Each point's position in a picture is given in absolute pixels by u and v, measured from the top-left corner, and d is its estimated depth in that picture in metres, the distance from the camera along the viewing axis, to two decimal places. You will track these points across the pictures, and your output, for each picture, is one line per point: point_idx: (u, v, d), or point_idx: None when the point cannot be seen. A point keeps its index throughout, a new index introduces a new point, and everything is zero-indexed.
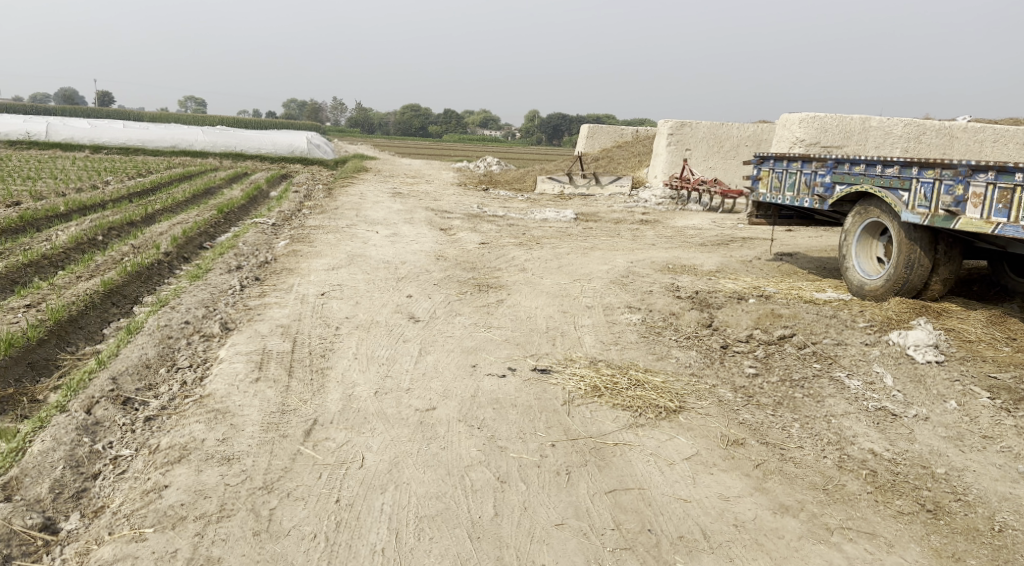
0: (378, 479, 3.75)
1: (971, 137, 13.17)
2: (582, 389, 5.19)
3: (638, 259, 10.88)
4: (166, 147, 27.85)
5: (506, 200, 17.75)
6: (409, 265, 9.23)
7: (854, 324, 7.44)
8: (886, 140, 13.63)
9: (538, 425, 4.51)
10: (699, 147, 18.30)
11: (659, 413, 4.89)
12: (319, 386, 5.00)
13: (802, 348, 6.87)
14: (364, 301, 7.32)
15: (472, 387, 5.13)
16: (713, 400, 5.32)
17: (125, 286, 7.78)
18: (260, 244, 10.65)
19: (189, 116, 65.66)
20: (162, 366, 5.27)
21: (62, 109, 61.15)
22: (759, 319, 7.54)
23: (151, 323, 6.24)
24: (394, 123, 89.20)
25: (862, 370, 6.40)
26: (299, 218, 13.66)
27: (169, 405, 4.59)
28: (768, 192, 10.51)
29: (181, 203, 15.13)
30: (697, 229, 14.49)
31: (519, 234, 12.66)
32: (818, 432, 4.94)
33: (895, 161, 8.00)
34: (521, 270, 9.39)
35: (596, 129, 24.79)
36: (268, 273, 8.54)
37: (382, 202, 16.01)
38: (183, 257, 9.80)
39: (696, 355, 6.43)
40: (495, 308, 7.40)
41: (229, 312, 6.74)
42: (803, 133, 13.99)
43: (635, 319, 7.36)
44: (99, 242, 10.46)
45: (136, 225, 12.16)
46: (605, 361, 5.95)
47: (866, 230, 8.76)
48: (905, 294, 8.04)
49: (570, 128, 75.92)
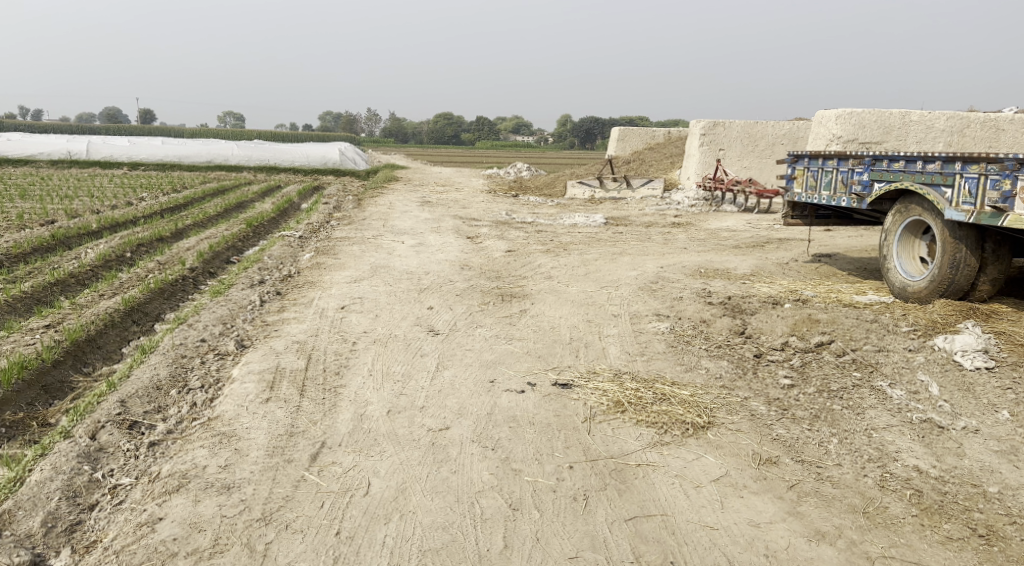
0: (382, 508, 3.56)
1: (1018, 129, 12.60)
2: (604, 405, 4.94)
3: (669, 264, 10.58)
4: (202, 162, 28.21)
5: (536, 206, 17.53)
6: (433, 276, 9.06)
7: (896, 328, 7.08)
8: (927, 135, 13.11)
9: (556, 445, 4.27)
10: (733, 147, 17.89)
11: (686, 430, 4.63)
12: (330, 406, 4.83)
13: (841, 356, 6.54)
14: (384, 314, 7.16)
15: (489, 404, 4.92)
16: (744, 414, 5.03)
17: (147, 303, 7.74)
18: (285, 257, 10.58)
19: (226, 132, 66.76)
20: (173, 386, 5.17)
21: (104, 128, 62.55)
22: (795, 325, 7.21)
23: (167, 342, 6.16)
24: (428, 132, 89.57)
25: (905, 379, 6.03)
26: (327, 230, 13.61)
27: (176, 428, 4.47)
28: (803, 191, 10.13)
29: (211, 218, 15.20)
30: (731, 231, 14.11)
31: (548, 241, 12.44)
32: (858, 448, 4.63)
33: (936, 156, 7.63)
34: (547, 278, 9.17)
35: (628, 131, 24.45)
36: (290, 287, 8.45)
37: (410, 212, 15.90)
38: (209, 272, 9.77)
39: (727, 365, 6.14)
40: (518, 319, 7.18)
41: (247, 328, 6.64)
42: (840, 130, 13.61)
43: (664, 327, 7.08)
44: (127, 259, 10.48)
45: (166, 241, 12.20)
46: (630, 373, 5.69)
47: (907, 229, 8.36)
48: (950, 295, 7.64)
49: (603, 132, 75.47)
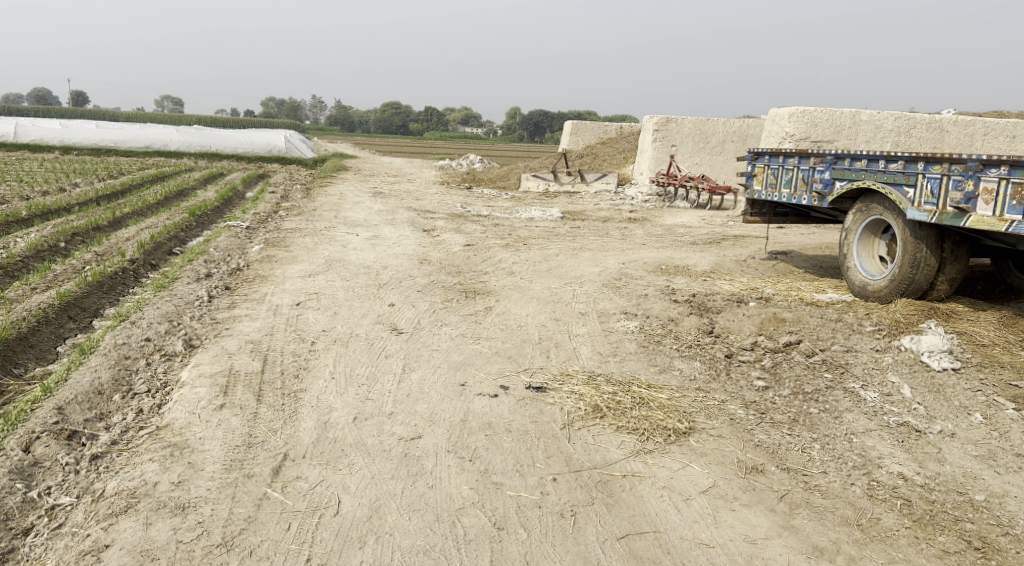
0: (356, 529, 3.30)
1: (962, 131, 12.89)
2: (582, 410, 4.73)
3: (629, 261, 10.45)
4: (140, 147, 27.08)
5: (490, 199, 17.26)
6: (391, 270, 8.73)
7: (861, 328, 7.05)
8: (876, 135, 13.24)
9: (537, 455, 4.05)
10: (686, 144, 17.90)
11: (668, 437, 4.44)
12: (291, 413, 4.51)
13: (810, 356, 6.44)
14: (342, 312, 6.82)
15: (460, 410, 4.66)
16: (724, 419, 4.88)
17: (84, 298, 7.24)
18: (233, 249, 10.10)
19: (165, 116, 64.60)
20: (117, 391, 4.77)
21: (35, 110, 59.89)
22: (763, 325, 7.13)
23: (107, 341, 5.73)
24: (375, 121, 88.29)
25: (877, 381, 5.96)
26: (276, 220, 13.10)
27: (121, 439, 4.11)
28: (763, 189, 10.09)
29: (151, 206, 14.51)
30: (687, 226, 14.10)
31: (506, 234, 12.22)
32: (841, 454, 4.52)
33: (899, 156, 7.62)
34: (509, 273, 8.94)
35: (580, 125, 24.34)
36: (240, 282, 8.02)
37: (362, 203, 15.45)
38: (151, 264, 9.24)
39: (700, 366, 5.99)
40: (483, 317, 6.93)
41: (195, 327, 6.23)
42: (793, 127, 13.48)
43: (633, 326, 6.91)
44: (61, 249, 9.85)
45: (102, 230, 11.55)
46: (604, 376, 5.49)
47: (868, 228, 8.36)
48: (910, 295, 7.63)
49: (552, 125, 75.45)
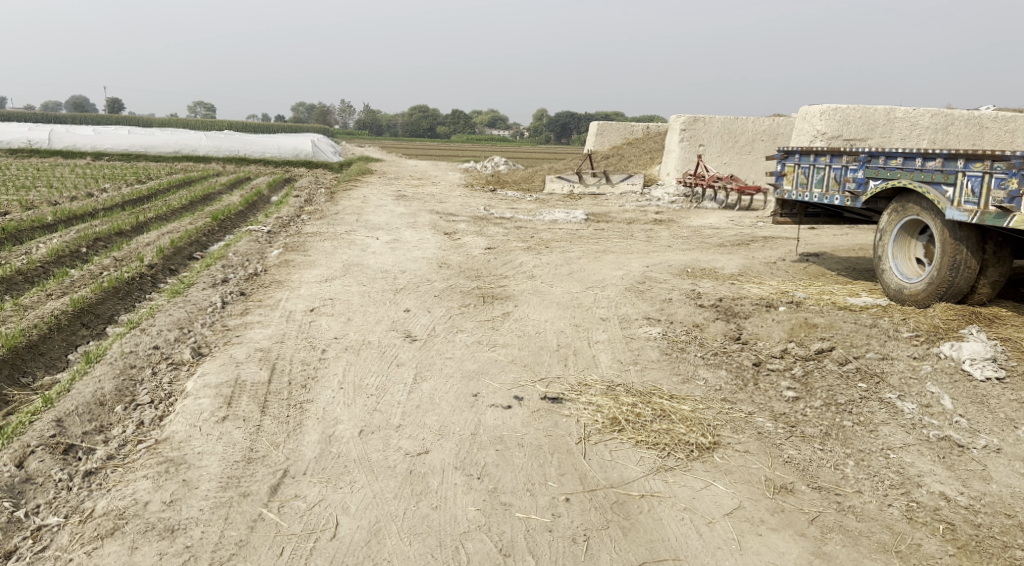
0: (354, 555, 3.17)
1: (1002, 127, 12.39)
2: (599, 423, 4.49)
3: (654, 263, 10.17)
4: (169, 152, 27.29)
5: (514, 201, 17.05)
6: (409, 275, 8.56)
7: (897, 334, 6.73)
8: (912, 132, 12.77)
9: (550, 472, 3.83)
10: (714, 143, 17.53)
11: (691, 453, 4.19)
12: (295, 426, 4.34)
13: (843, 364, 6.12)
14: (356, 318, 6.65)
15: (471, 423, 4.45)
16: (751, 433, 4.61)
17: (99, 304, 7.16)
18: (252, 254, 10.00)
19: (196, 122, 65.37)
20: (119, 402, 4.63)
21: (70, 116, 60.81)
22: (793, 331, 6.84)
23: (115, 349, 5.60)
24: (402, 125, 88.61)
25: (915, 391, 5.63)
26: (297, 224, 13.02)
27: (118, 454, 3.96)
28: (793, 189, 9.75)
29: (176, 211, 14.53)
30: (714, 228, 13.77)
31: (528, 237, 12.00)
32: (876, 472, 4.24)
33: (937, 153, 7.27)
34: (529, 277, 8.73)
35: (606, 126, 24.05)
36: (256, 287, 7.90)
37: (385, 206, 15.34)
38: (169, 269, 9.17)
39: (726, 375, 5.72)
40: (501, 323, 6.72)
41: (206, 334, 6.10)
42: (824, 126, 13.11)
43: (656, 332, 6.65)
44: (82, 254, 9.83)
45: (125, 236, 11.54)
46: (625, 385, 5.25)
47: (904, 229, 7.99)
48: (948, 299, 7.27)
49: (579, 127, 75.03)
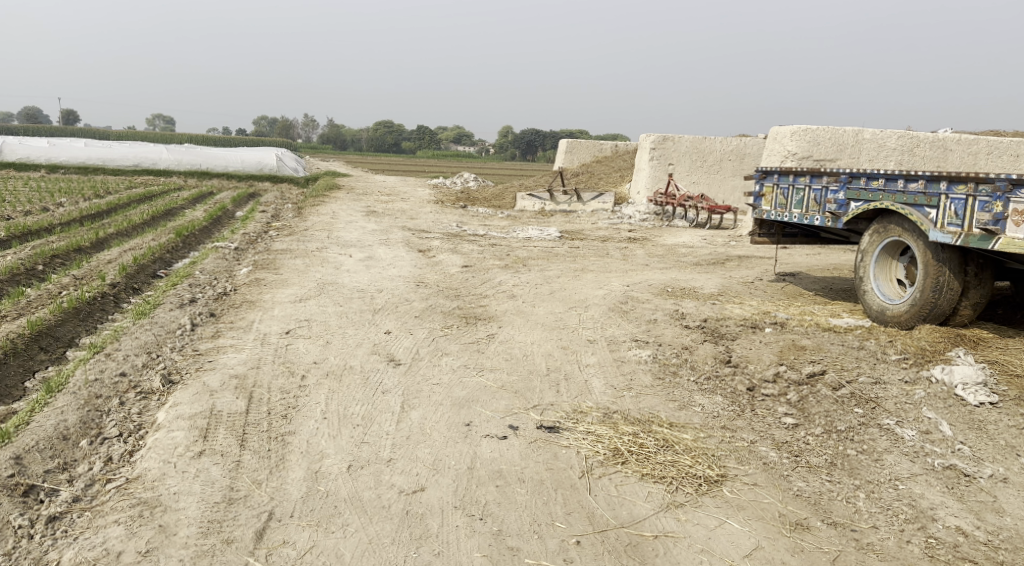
0: None
1: (966, 150, 12.32)
2: (601, 455, 4.28)
3: (634, 282, 10.03)
4: (128, 166, 26.61)
5: (486, 218, 16.84)
6: (385, 294, 8.30)
7: (885, 357, 6.65)
8: (879, 153, 12.80)
9: (555, 511, 3.66)
10: (683, 162, 17.52)
11: (699, 487, 4.00)
12: (277, 461, 4.06)
13: (837, 389, 5.93)
14: (335, 341, 6.36)
15: (466, 456, 4.20)
16: (757, 464, 4.43)
17: (58, 327, 6.77)
18: (220, 272, 9.63)
19: (154, 135, 64.24)
20: (84, 436, 4.30)
21: (23, 128, 59.13)
22: (783, 354, 6.71)
23: (78, 377, 5.25)
24: (367, 139, 88.16)
25: (912, 416, 5.50)
26: (265, 241, 12.67)
27: (85, 496, 3.65)
28: (772, 209, 9.68)
29: (137, 226, 14.05)
30: (689, 247, 13.70)
31: (504, 255, 11.80)
32: (889, 505, 4.08)
33: (920, 175, 7.23)
34: (509, 297, 8.52)
35: (575, 143, 24.04)
36: (226, 308, 7.55)
37: (355, 222, 15.04)
38: (133, 288, 8.77)
39: (722, 401, 5.54)
40: (485, 346, 6.47)
41: (175, 359, 5.75)
42: (795, 146, 13.12)
43: (646, 355, 6.47)
44: (38, 271, 9.39)
45: (84, 252, 11.08)
46: (621, 413, 5.04)
47: (886, 250, 7.92)
48: (932, 321, 7.19)
49: (544, 144, 75.24)
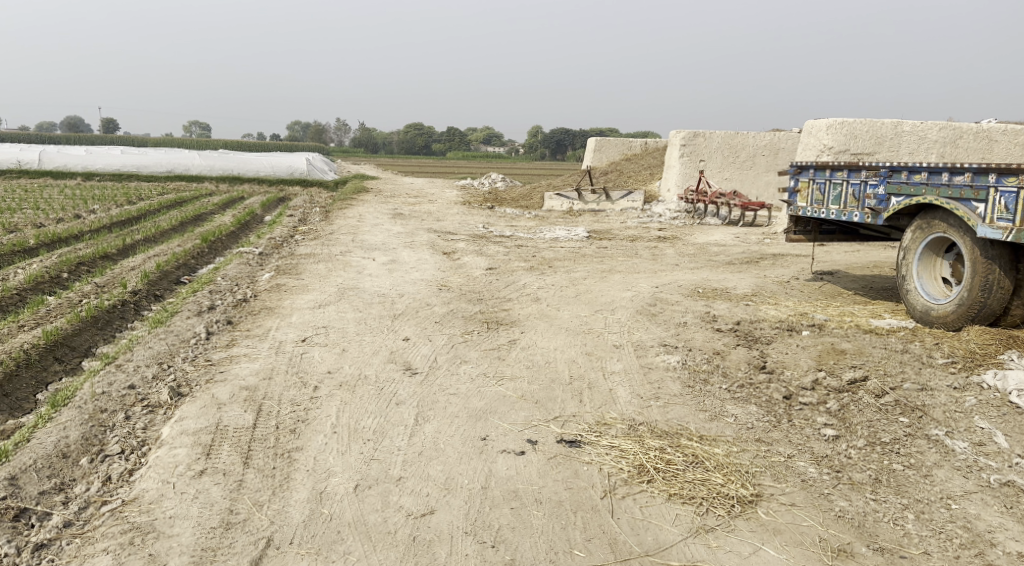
0: None
1: (1012, 141, 11.69)
2: (625, 472, 4.00)
3: (663, 283, 9.69)
4: (161, 172, 26.82)
5: (514, 219, 16.59)
6: (406, 298, 8.09)
7: (931, 360, 6.27)
8: (920, 146, 12.13)
9: (574, 538, 3.43)
10: (714, 158, 17.09)
11: (732, 509, 3.71)
12: (281, 480, 3.85)
13: (880, 396, 5.56)
14: (351, 348, 6.15)
15: (480, 474, 3.95)
16: (795, 481, 4.12)
17: (74, 336, 6.66)
18: (241, 278, 9.50)
19: (187, 141, 65.06)
20: (85, 453, 4.13)
21: (62, 137, 60.02)
22: (821, 358, 6.35)
23: (86, 390, 5.10)
24: (397, 141, 88.42)
25: (963, 427, 5.11)
26: (290, 245, 12.56)
27: (77, 520, 3.52)
28: (808, 206, 9.27)
29: (165, 232, 14.03)
30: (721, 245, 13.30)
31: (530, 256, 11.53)
32: (942, 528, 3.76)
33: (966, 167, 6.80)
34: (533, 300, 8.25)
35: (604, 141, 23.69)
36: (244, 315, 7.39)
37: (381, 225, 14.89)
38: (154, 295, 8.66)
39: (757, 412, 5.21)
40: (507, 352, 6.22)
41: (186, 370, 5.58)
42: (831, 140, 12.69)
43: (675, 361, 6.16)
44: (62, 280, 9.33)
45: (109, 259, 11.03)
46: (648, 425, 4.75)
47: (930, 247, 7.47)
48: (982, 321, 6.76)
49: (574, 143, 74.69)
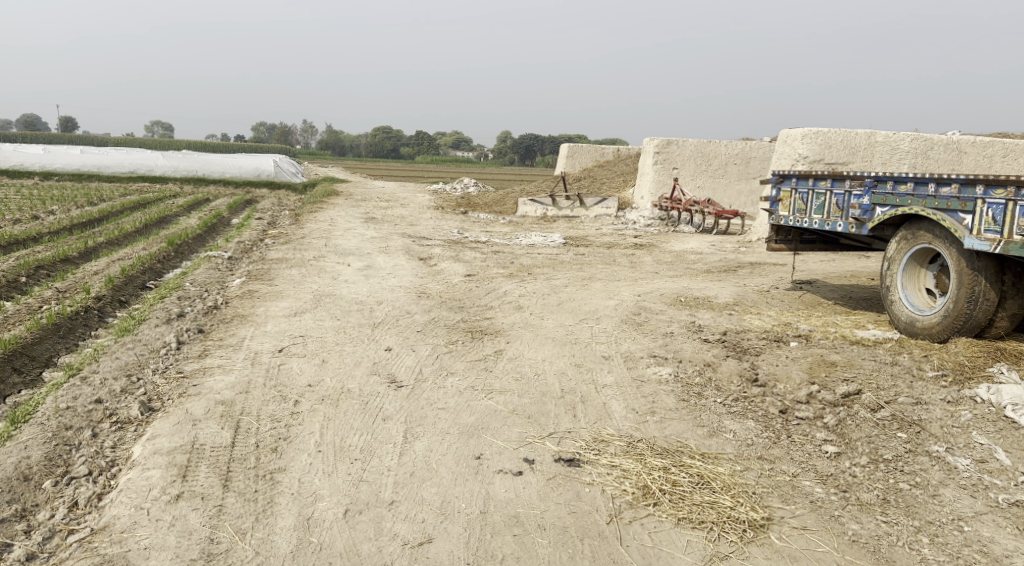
0: None
1: (981, 153, 11.76)
2: (629, 494, 3.86)
3: (645, 292, 9.54)
4: (124, 172, 26.06)
5: (488, 224, 16.38)
6: (385, 306, 7.82)
7: (922, 373, 6.18)
8: (892, 156, 12.18)
9: None
10: (688, 166, 17.06)
11: (743, 534, 3.63)
12: (264, 505, 3.60)
13: (876, 410, 5.41)
14: (331, 360, 5.88)
15: (478, 497, 3.75)
16: (803, 502, 3.97)
17: (34, 345, 6.28)
18: (211, 283, 9.14)
19: (149, 141, 63.72)
20: (49, 475, 3.83)
21: (18, 135, 58.26)
22: (813, 370, 6.23)
23: (49, 405, 4.77)
24: (365, 144, 87.66)
25: (963, 442, 4.99)
26: (260, 249, 12.20)
27: (41, 552, 3.29)
28: (790, 214, 9.17)
29: (129, 235, 13.54)
30: (697, 253, 13.22)
31: (508, 262, 11.33)
32: (957, 552, 3.66)
33: (952, 178, 6.72)
34: (515, 308, 8.04)
35: (576, 148, 23.59)
36: (216, 323, 7.07)
37: (354, 229, 14.59)
38: (119, 300, 8.28)
39: (754, 427, 5.05)
40: (493, 363, 6.00)
41: (157, 383, 5.26)
42: (805, 149, 12.60)
43: (667, 374, 5.99)
44: (20, 284, 8.88)
45: (70, 262, 10.57)
46: (646, 442, 4.57)
47: (915, 257, 7.37)
48: (968, 333, 6.67)
49: (543, 148, 74.62)
